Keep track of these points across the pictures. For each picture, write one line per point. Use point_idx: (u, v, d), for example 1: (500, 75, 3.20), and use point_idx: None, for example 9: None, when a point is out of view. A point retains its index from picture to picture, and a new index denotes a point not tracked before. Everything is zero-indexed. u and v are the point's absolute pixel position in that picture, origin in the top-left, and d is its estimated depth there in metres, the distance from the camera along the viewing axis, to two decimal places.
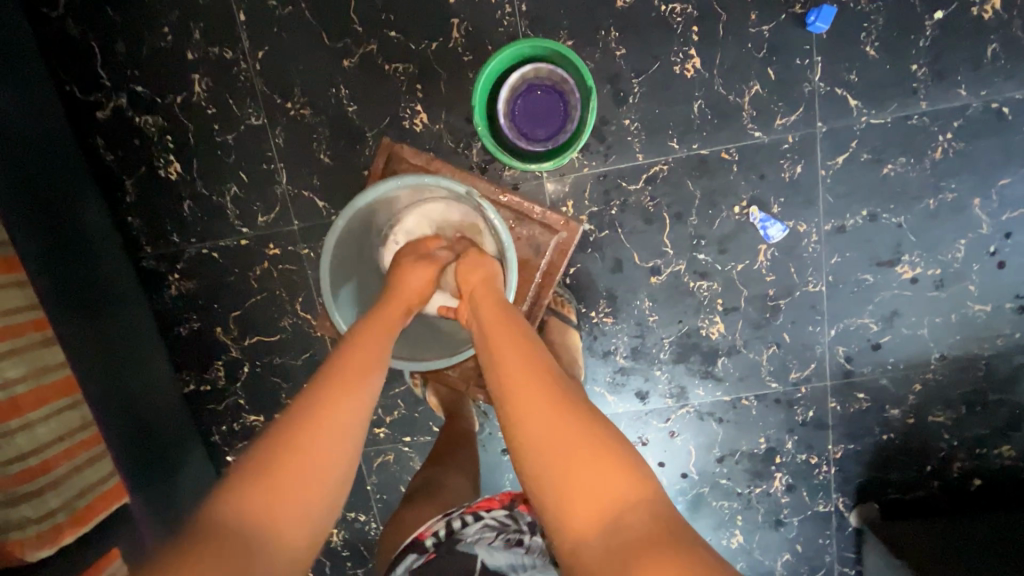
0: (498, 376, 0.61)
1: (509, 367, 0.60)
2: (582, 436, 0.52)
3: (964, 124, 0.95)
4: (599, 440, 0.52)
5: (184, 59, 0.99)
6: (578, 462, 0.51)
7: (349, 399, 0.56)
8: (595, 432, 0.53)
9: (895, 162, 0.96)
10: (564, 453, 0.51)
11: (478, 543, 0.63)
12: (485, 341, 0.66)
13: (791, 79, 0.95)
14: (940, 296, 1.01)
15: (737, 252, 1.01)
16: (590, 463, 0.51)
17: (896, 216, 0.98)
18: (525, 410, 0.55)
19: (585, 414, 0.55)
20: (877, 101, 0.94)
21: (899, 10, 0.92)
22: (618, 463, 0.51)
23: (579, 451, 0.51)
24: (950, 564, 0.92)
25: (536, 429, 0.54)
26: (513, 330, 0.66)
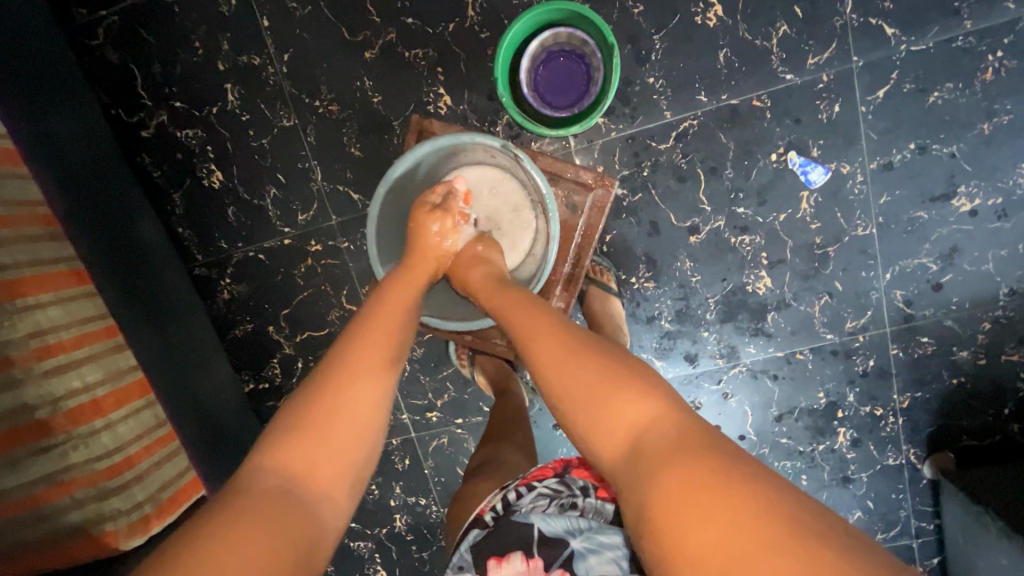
0: (528, 325, 0.61)
1: (527, 328, 0.60)
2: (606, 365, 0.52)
3: (1014, 41, 0.89)
4: (617, 372, 0.51)
5: (216, 70, 1.04)
6: (603, 390, 0.50)
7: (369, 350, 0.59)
8: (615, 365, 0.52)
9: (942, 90, 0.91)
10: (585, 393, 0.51)
11: (533, 511, 0.63)
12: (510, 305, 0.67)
13: (820, 15, 0.91)
14: (1004, 227, 0.96)
15: (778, 202, 0.98)
16: (614, 384, 0.50)
17: (947, 146, 0.93)
18: (545, 362, 0.56)
19: (603, 350, 0.54)
20: (915, 27, 0.90)
21: None
22: (638, 385, 0.50)
23: (606, 378, 0.51)
24: None
25: (562, 368, 0.54)
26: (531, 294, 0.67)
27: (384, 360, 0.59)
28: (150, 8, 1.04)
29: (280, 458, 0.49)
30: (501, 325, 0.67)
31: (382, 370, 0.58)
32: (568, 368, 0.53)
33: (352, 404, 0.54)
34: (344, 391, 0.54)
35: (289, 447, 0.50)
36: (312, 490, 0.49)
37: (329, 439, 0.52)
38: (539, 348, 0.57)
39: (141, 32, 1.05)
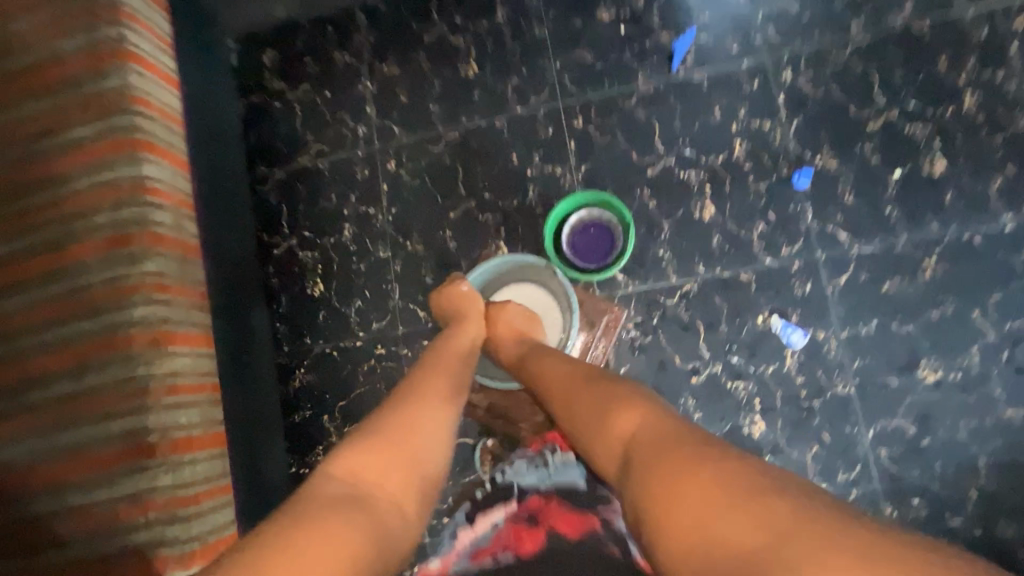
0: (557, 387, 0.83)
1: (563, 387, 0.82)
2: (610, 402, 0.72)
3: (944, 250, 1.14)
4: (620, 404, 0.71)
5: (340, 214, 1.42)
6: (608, 419, 0.70)
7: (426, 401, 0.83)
8: (622, 400, 0.72)
9: (891, 281, 1.15)
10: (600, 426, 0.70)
11: (513, 471, 0.93)
12: (541, 370, 0.90)
13: (789, 218, 1.21)
14: (969, 400, 1.10)
15: (767, 357, 1.17)
16: (615, 415, 0.70)
17: (904, 325, 1.14)
18: (576, 409, 0.76)
19: (613, 392, 0.74)
20: (865, 234, 1.17)
21: (864, 169, 1.19)
22: (633, 410, 0.69)
23: (609, 412, 0.71)
24: None
25: (582, 411, 0.75)
26: (557, 359, 0.90)
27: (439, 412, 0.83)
28: (302, 170, 1.44)
29: (359, 464, 0.69)
30: (541, 381, 0.89)
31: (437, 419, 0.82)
32: (585, 409, 0.74)
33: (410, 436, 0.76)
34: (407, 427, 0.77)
35: (365, 457, 0.70)
36: (375, 490, 0.67)
37: (391, 457, 0.72)
38: (565, 401, 0.79)
39: (297, 182, 1.44)
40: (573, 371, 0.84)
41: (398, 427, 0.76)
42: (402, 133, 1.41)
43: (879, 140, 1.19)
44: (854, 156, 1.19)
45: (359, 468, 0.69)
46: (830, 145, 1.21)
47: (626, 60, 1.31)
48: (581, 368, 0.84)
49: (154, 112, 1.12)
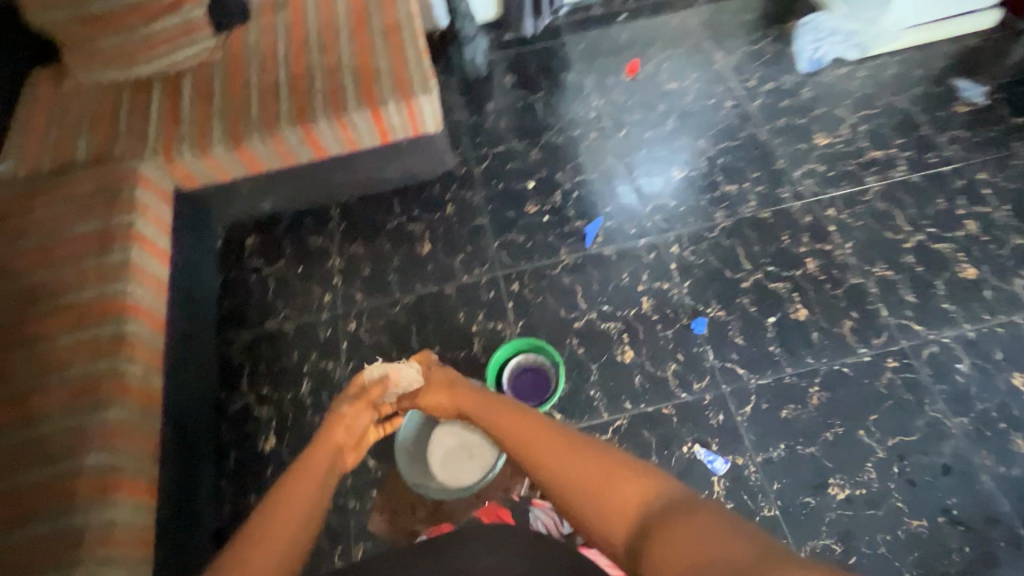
0: (524, 443, 0.81)
1: (528, 440, 0.81)
2: (594, 465, 0.72)
3: (823, 379, 1.36)
4: (610, 464, 0.72)
5: (300, 370, 1.53)
6: (599, 482, 0.70)
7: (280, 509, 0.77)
8: (605, 461, 0.73)
9: (788, 408, 1.34)
10: (592, 487, 0.70)
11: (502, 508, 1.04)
12: (496, 424, 0.89)
13: (695, 357, 1.42)
14: (878, 514, 1.20)
15: (696, 485, 1.27)
16: (606, 477, 0.70)
17: (808, 447, 1.29)
18: (551, 466, 0.76)
19: (589, 448, 0.76)
20: (758, 368, 1.39)
21: (746, 316, 1.46)
22: (625, 472, 0.70)
23: (596, 476, 0.71)
24: None
25: (562, 471, 0.74)
26: (513, 411, 0.90)
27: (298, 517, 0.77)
28: (268, 332, 1.59)
29: None
30: (497, 437, 0.88)
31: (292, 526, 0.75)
32: (565, 468, 0.74)
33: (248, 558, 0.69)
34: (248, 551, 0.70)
35: None
36: None
37: None
38: (537, 460, 0.78)
39: (262, 342, 1.58)
40: (538, 425, 0.83)
41: (251, 543, 0.72)
42: (363, 298, 1.62)
43: (752, 293, 1.49)
44: (736, 307, 1.48)
45: None
46: (716, 299, 1.50)
47: (550, 240, 1.64)
48: (542, 421, 0.84)
49: (144, 280, 1.29)
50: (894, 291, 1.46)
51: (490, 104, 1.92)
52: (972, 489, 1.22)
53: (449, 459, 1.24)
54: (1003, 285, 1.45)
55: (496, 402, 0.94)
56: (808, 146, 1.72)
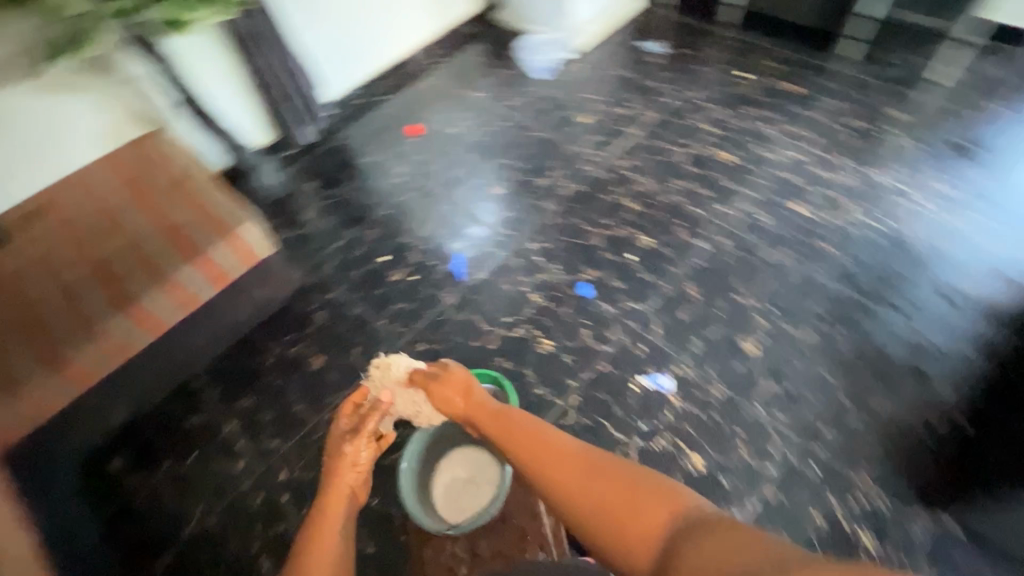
0: (542, 462, 0.90)
1: (557, 462, 0.88)
2: (616, 483, 0.81)
3: (690, 277, 1.63)
4: (636, 488, 0.79)
5: (251, 553, 1.34)
6: (620, 498, 0.79)
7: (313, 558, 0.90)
8: (631, 487, 0.80)
9: (682, 311, 1.56)
10: (615, 504, 0.78)
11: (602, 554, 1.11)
12: (510, 441, 0.98)
13: (598, 315, 1.59)
14: (783, 345, 1.47)
15: (660, 408, 1.41)
16: (626, 494, 0.79)
17: (712, 330, 1.52)
18: (576, 490, 0.83)
19: (617, 472, 0.83)
20: (645, 295, 1.61)
21: (613, 264, 1.69)
22: (653, 496, 0.78)
23: (614, 493, 0.80)
24: None
25: (580, 487, 0.83)
26: (527, 428, 0.99)
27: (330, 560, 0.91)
28: (193, 539, 1.37)
29: None
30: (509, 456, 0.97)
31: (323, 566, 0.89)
32: (583, 484, 0.83)
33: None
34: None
35: None
36: None
37: None
38: (555, 475, 0.87)
39: (190, 556, 1.35)
40: (556, 444, 0.92)
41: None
42: (281, 442, 1.49)
43: (607, 246, 1.73)
44: (601, 261, 1.70)
45: None
46: (585, 264, 1.70)
47: (428, 292, 1.71)
48: (558, 440, 0.94)
49: None
50: (693, 193, 1.82)
51: (307, 212, 1.96)
52: (822, 291, 1.56)
53: (462, 479, 1.25)
54: (750, 154, 1.90)
55: (520, 424, 1.00)
56: (576, 127, 2.08)
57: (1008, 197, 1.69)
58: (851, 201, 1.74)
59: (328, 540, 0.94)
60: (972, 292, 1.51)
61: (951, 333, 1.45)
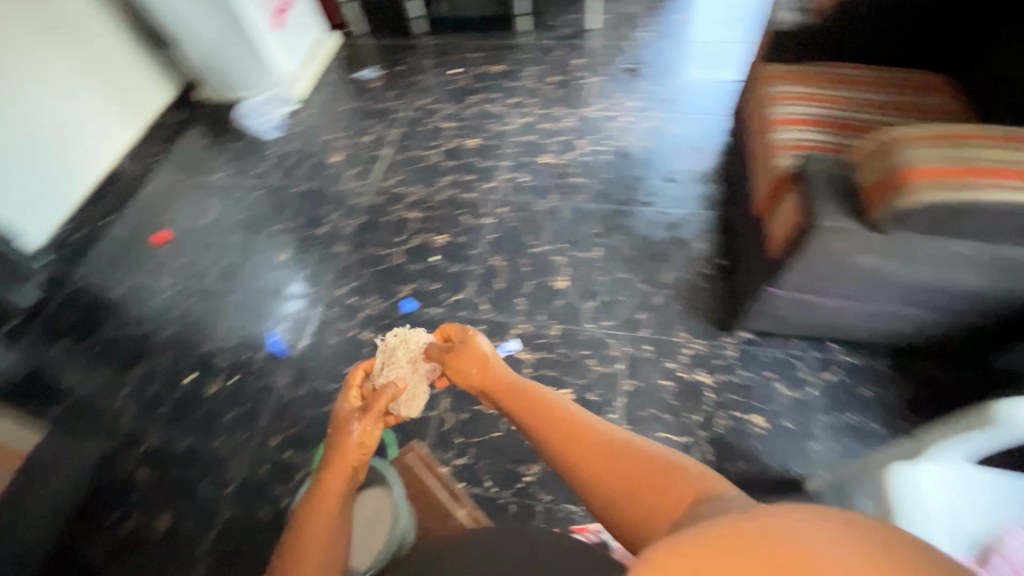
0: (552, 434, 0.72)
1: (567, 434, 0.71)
2: (638, 466, 0.64)
3: (490, 250, 1.78)
4: (661, 470, 0.62)
5: None
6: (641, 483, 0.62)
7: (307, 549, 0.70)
8: (655, 469, 0.63)
9: (498, 281, 1.70)
10: (637, 482, 0.62)
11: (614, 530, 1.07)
12: (520, 412, 0.79)
13: (430, 320, 1.64)
14: (584, 269, 1.69)
15: (518, 368, 1.52)
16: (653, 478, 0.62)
17: (527, 284, 1.68)
18: (593, 464, 0.66)
19: (636, 453, 0.65)
20: (462, 284, 1.71)
21: (421, 271, 1.76)
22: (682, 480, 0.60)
23: (634, 474, 0.63)
24: (754, 272, 1.36)
25: (602, 462, 0.66)
26: (539, 397, 0.80)
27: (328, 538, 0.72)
28: None
29: None
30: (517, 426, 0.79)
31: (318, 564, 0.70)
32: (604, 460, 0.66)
33: None
34: None
35: None
36: None
37: None
38: (566, 449, 0.70)
39: None
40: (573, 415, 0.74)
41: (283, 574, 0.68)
42: None
43: (409, 258, 1.79)
44: (411, 273, 1.76)
45: None
46: (398, 283, 1.74)
47: (257, 385, 1.58)
48: (572, 411, 0.75)
49: None
50: (460, 182, 1.98)
51: (72, 374, 1.66)
52: (591, 213, 1.83)
53: (361, 522, 1.04)
54: (489, 133, 2.14)
55: (530, 395, 0.81)
56: (332, 169, 2.10)
57: (675, 92, 2.17)
58: (578, 137, 2.07)
59: (331, 496, 0.74)
60: (684, 168, 1.91)
61: (686, 202, 1.82)
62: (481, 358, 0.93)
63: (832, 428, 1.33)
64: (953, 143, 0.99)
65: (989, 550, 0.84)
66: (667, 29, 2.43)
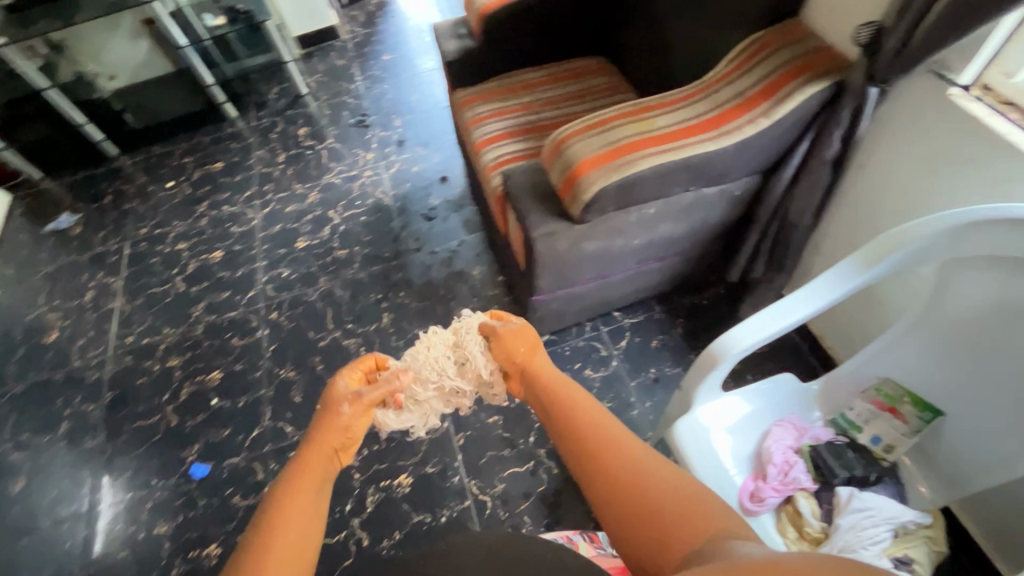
0: (594, 429, 0.74)
1: (595, 447, 0.72)
2: (676, 485, 0.64)
3: (275, 365, 1.60)
4: (686, 491, 0.63)
5: None
6: (669, 492, 0.63)
7: (310, 481, 0.70)
8: (678, 493, 0.63)
9: (295, 394, 1.54)
10: (664, 489, 0.64)
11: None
12: (562, 406, 0.80)
13: (232, 473, 1.42)
14: (380, 341, 1.61)
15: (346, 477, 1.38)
16: (681, 491, 0.63)
17: (327, 383, 1.55)
18: (621, 468, 0.68)
19: (661, 471, 0.66)
20: (255, 416, 1.51)
21: (203, 422, 1.52)
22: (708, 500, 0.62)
23: (668, 485, 0.64)
24: (520, 286, 1.41)
25: (641, 461, 0.68)
26: (593, 407, 0.79)
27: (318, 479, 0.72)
28: None
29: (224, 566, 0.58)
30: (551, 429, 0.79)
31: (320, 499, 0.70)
32: (639, 458, 0.68)
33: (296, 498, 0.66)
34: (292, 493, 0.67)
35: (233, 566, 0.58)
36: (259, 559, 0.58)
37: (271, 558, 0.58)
38: (600, 459, 0.69)
39: None
40: (618, 429, 0.74)
41: (297, 482, 0.68)
42: None
43: (184, 414, 1.54)
44: (193, 430, 1.50)
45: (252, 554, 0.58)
46: (180, 449, 1.48)
47: None
48: (613, 427, 0.74)
49: None
50: (217, 304, 1.76)
51: None
52: (367, 281, 1.75)
53: None
54: (232, 237, 1.93)
55: (576, 400, 0.81)
56: (53, 350, 1.72)
57: (408, 130, 2.18)
58: (329, 208, 1.97)
59: (324, 452, 0.76)
60: (440, 200, 1.93)
61: (453, 232, 1.83)
62: (533, 348, 0.94)
63: (642, 387, 1.43)
64: (604, 130, 1.10)
65: (763, 461, 0.93)
66: (380, 72, 2.44)
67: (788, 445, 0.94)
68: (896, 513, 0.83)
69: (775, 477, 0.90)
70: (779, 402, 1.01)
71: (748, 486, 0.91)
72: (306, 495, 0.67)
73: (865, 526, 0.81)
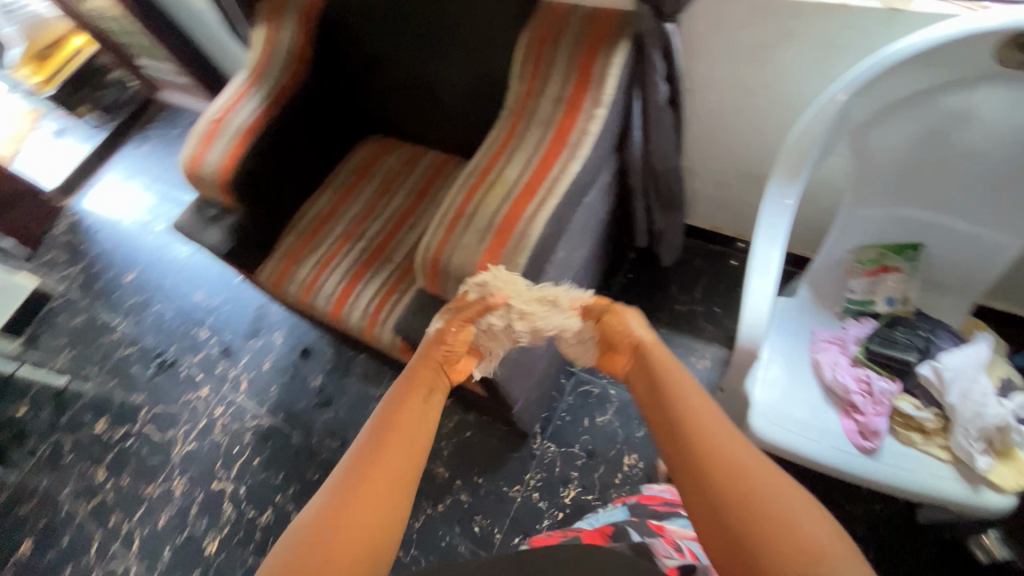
0: (702, 421, 0.61)
1: (700, 446, 0.59)
2: (767, 479, 0.54)
3: None
4: (787, 499, 0.52)
5: None
6: (762, 487, 0.54)
7: (416, 414, 0.69)
8: (769, 485, 0.54)
9: None
10: (755, 485, 0.54)
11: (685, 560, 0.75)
12: (675, 387, 0.66)
13: None
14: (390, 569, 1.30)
15: None
16: (773, 492, 0.53)
17: None
18: (721, 466, 0.56)
19: (764, 471, 0.55)
20: None
21: None
22: (815, 512, 0.52)
23: (759, 481, 0.54)
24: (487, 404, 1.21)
25: (736, 451, 0.58)
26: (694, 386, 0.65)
27: (424, 416, 0.70)
28: None
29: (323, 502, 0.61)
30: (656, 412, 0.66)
31: (421, 436, 0.68)
32: (737, 449, 0.58)
33: (404, 433, 0.67)
34: (400, 427, 0.67)
35: (330, 501, 0.60)
36: (353, 504, 0.60)
37: (363, 507, 0.60)
38: (698, 453, 0.58)
39: None
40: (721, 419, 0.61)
41: (405, 413, 0.69)
42: None
43: None
44: None
45: (354, 498, 0.60)
46: None
47: None
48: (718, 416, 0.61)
49: None
50: None
51: None
52: None
53: None
54: None
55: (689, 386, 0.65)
56: None
57: (221, 333, 1.77)
58: (210, 481, 1.54)
59: (422, 382, 0.75)
60: (321, 376, 1.61)
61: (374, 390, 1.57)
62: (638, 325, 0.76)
63: None
64: (468, 220, 0.93)
65: (842, 394, 0.89)
66: (136, 297, 1.95)
67: (846, 364, 0.90)
68: (980, 353, 0.82)
69: (866, 403, 0.86)
70: (798, 330, 0.97)
71: (852, 427, 0.86)
72: (413, 432, 0.68)
73: (973, 387, 0.80)
